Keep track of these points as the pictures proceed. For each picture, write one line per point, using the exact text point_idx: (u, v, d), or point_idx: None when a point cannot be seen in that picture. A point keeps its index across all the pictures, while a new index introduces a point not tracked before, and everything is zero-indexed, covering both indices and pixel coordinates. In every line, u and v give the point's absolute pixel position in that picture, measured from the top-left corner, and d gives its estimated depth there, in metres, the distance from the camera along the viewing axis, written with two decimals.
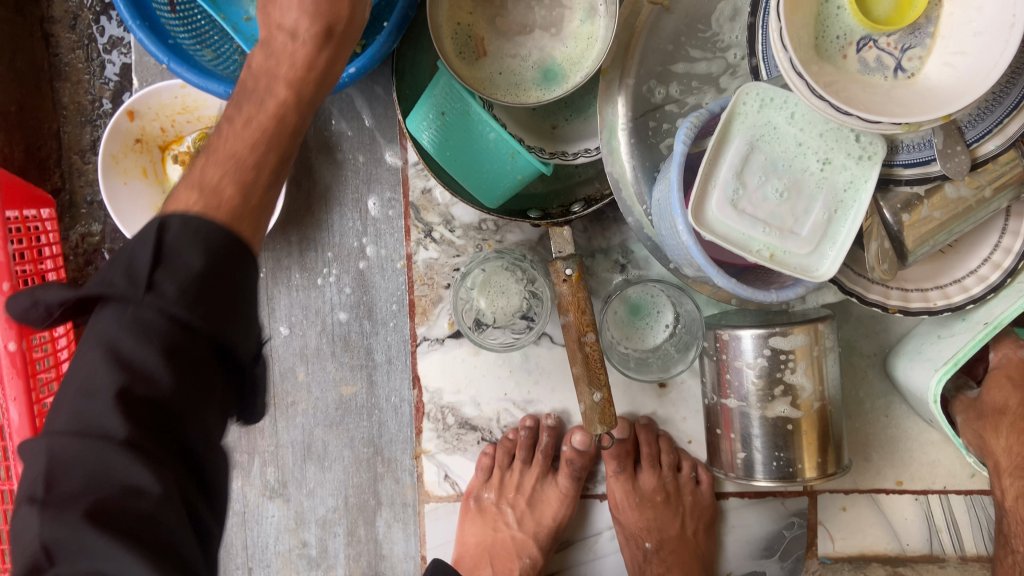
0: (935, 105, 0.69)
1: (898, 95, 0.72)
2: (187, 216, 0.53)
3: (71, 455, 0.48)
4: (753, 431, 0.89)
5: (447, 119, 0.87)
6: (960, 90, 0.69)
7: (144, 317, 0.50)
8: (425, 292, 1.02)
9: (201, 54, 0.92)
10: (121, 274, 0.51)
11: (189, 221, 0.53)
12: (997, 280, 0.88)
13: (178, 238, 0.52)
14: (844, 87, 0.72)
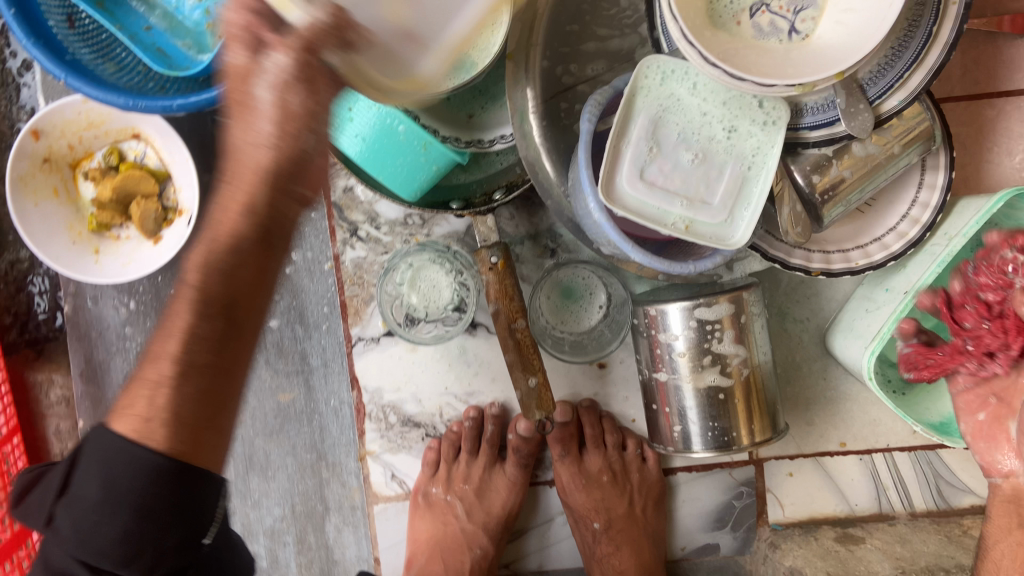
0: (828, 64, 0.69)
1: (793, 57, 0.72)
2: (110, 450, 0.56)
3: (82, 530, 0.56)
4: (687, 403, 0.89)
5: (355, 118, 0.84)
6: (852, 46, 0.69)
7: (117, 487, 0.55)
8: (356, 292, 1.00)
9: (103, 68, 0.91)
10: (93, 486, 0.55)
11: (106, 449, 0.56)
12: (916, 235, 0.88)
13: (101, 471, 0.56)
14: (739, 53, 0.71)
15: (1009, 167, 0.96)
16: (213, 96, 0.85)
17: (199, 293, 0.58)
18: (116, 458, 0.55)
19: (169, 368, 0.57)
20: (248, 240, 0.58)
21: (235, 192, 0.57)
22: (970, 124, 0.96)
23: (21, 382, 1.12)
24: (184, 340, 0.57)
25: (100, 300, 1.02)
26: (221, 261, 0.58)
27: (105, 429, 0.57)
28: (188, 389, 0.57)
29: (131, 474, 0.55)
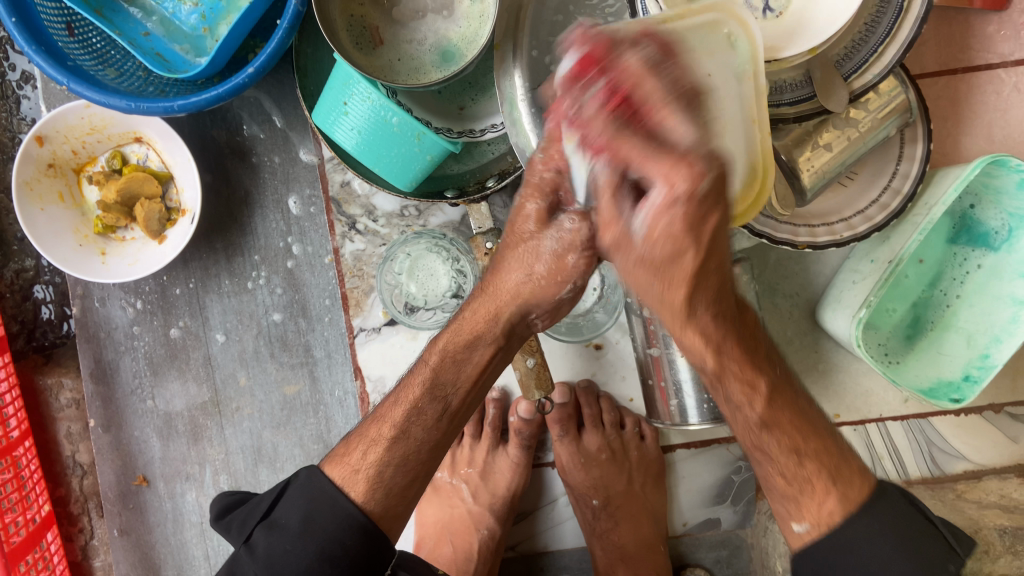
0: (802, 38, 0.74)
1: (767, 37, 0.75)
2: (321, 486, 0.74)
3: (275, 548, 0.72)
4: (682, 377, 0.92)
5: (350, 111, 0.87)
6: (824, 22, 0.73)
7: (300, 516, 0.72)
8: (356, 283, 1.03)
9: (104, 74, 0.94)
10: (296, 513, 0.73)
11: (317, 490, 0.74)
12: (898, 206, 0.90)
13: (300, 502, 0.74)
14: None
15: (985, 139, 0.99)
16: (213, 95, 0.88)
17: (434, 373, 0.76)
18: (322, 501, 0.73)
19: (389, 431, 0.75)
20: (484, 341, 0.74)
21: (486, 302, 0.73)
22: (946, 99, 0.99)
23: (31, 387, 1.13)
24: (410, 412, 0.75)
25: (107, 301, 1.05)
26: (456, 350, 0.75)
27: (320, 474, 0.75)
28: (391, 457, 0.75)
29: (333, 519, 0.72)
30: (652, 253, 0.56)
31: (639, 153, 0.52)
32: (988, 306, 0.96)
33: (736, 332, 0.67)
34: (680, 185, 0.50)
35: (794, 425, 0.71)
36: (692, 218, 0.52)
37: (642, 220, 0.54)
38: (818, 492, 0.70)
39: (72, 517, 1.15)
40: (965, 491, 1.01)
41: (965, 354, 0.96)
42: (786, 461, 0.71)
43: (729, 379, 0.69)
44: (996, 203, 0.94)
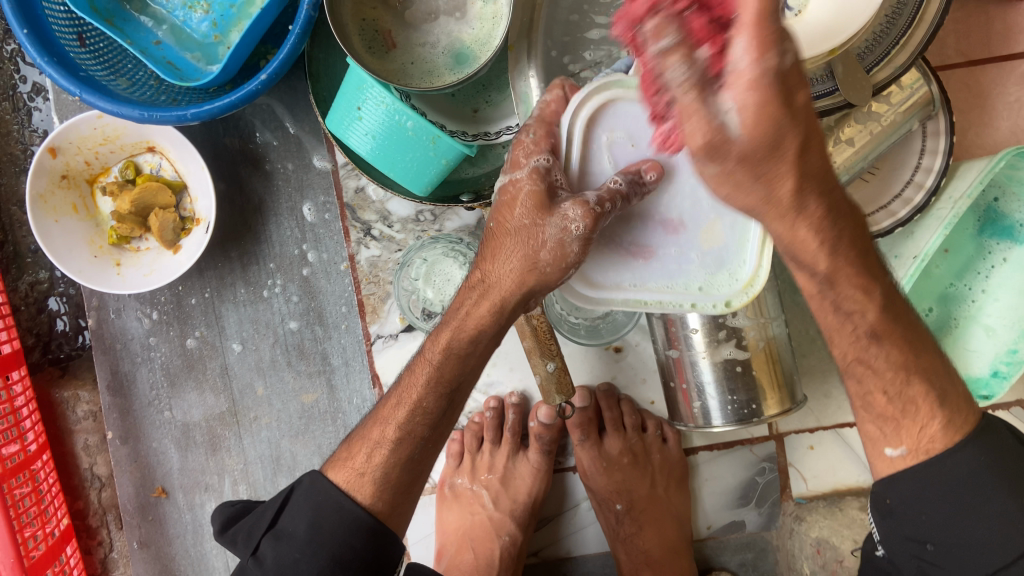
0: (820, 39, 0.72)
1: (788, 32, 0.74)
2: (321, 495, 0.72)
3: (288, 559, 0.69)
4: (706, 379, 0.91)
5: (364, 116, 0.86)
6: (844, 23, 0.71)
7: (307, 526, 0.71)
8: (372, 290, 1.02)
9: (116, 83, 0.93)
10: (303, 523, 0.71)
11: (320, 499, 0.72)
12: (922, 200, 0.89)
13: (302, 511, 0.72)
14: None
15: (1007, 132, 0.97)
16: (227, 103, 0.87)
17: (437, 371, 0.73)
18: (329, 507, 0.71)
19: (392, 435, 0.74)
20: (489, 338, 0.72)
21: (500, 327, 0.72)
22: (967, 91, 0.98)
23: (48, 401, 1.13)
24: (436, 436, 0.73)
25: (123, 312, 1.04)
26: (461, 347, 0.72)
27: (324, 480, 0.73)
28: (396, 458, 0.73)
29: (340, 522, 0.71)
30: (742, 152, 0.49)
31: (747, 18, 0.43)
32: (1014, 300, 0.94)
33: (851, 223, 0.60)
34: (756, 68, 0.44)
35: (903, 335, 0.65)
36: (775, 107, 0.46)
37: (729, 109, 0.46)
38: (920, 416, 0.65)
39: (93, 530, 1.15)
40: None
41: (992, 347, 0.95)
42: (889, 376, 0.65)
43: (843, 284, 0.63)
44: (1020, 196, 0.94)
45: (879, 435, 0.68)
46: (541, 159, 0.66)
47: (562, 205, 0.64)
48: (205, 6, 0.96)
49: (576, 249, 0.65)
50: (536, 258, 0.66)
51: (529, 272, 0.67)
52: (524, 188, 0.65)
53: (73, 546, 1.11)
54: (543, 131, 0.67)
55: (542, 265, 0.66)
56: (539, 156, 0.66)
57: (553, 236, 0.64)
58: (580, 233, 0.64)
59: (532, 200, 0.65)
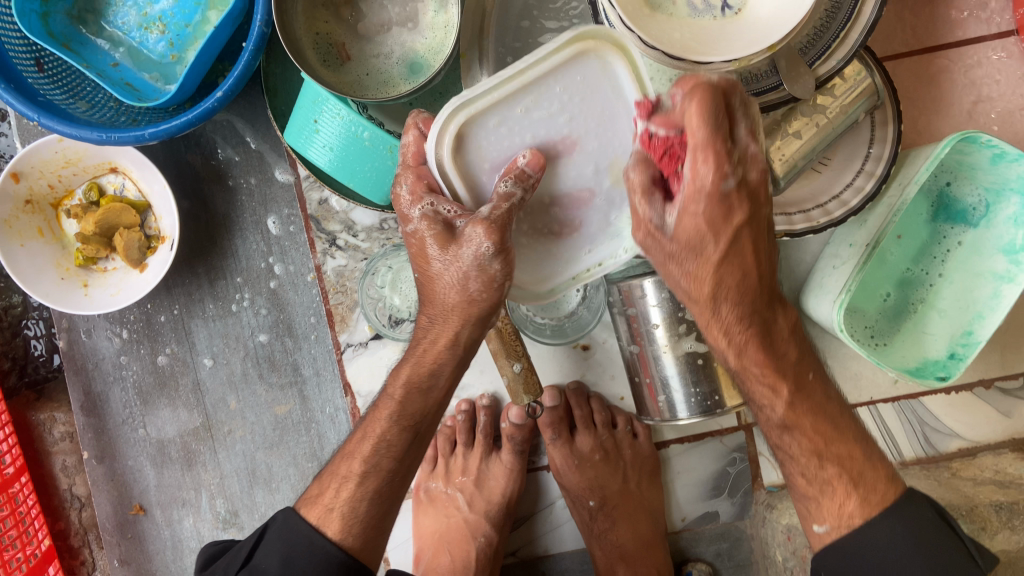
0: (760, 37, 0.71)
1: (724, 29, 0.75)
2: (291, 529, 0.74)
3: None
4: (670, 373, 0.93)
5: (321, 128, 0.87)
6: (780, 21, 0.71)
7: (275, 560, 0.73)
8: (340, 300, 1.03)
9: (75, 106, 0.94)
10: (274, 559, 0.73)
11: (290, 533, 0.74)
12: (872, 188, 0.91)
13: (272, 547, 0.74)
14: (673, 29, 0.74)
15: (957, 117, 0.99)
16: (184, 121, 0.88)
17: (399, 405, 0.76)
18: (299, 544, 0.73)
19: (359, 467, 0.75)
20: (448, 366, 0.76)
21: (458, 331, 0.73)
22: (915, 80, 1.00)
23: (25, 423, 1.13)
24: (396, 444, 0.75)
25: (93, 333, 1.05)
26: (421, 381, 0.76)
27: (296, 517, 0.75)
28: (362, 493, 0.74)
29: (310, 557, 0.72)
30: (676, 247, 0.67)
31: (700, 139, 0.59)
32: (969, 282, 0.96)
33: (760, 329, 0.71)
34: (709, 178, 0.60)
35: (815, 426, 0.73)
36: (715, 213, 0.63)
37: (673, 219, 0.65)
38: (838, 495, 0.72)
39: (74, 551, 1.15)
40: (961, 469, 1.02)
41: (947, 331, 0.97)
42: (808, 462, 0.73)
43: (759, 316, 0.71)
44: (972, 179, 0.95)
45: (809, 511, 0.74)
46: (426, 203, 0.71)
47: (462, 236, 0.70)
48: (160, 26, 0.97)
49: (496, 266, 0.70)
50: (468, 285, 0.72)
51: (467, 304, 0.73)
52: (425, 236, 0.72)
53: (55, 566, 1.11)
54: (413, 173, 0.73)
55: (476, 295, 0.72)
56: (422, 201, 0.71)
57: (470, 260, 0.70)
58: (488, 254, 0.69)
59: (437, 240, 0.71)
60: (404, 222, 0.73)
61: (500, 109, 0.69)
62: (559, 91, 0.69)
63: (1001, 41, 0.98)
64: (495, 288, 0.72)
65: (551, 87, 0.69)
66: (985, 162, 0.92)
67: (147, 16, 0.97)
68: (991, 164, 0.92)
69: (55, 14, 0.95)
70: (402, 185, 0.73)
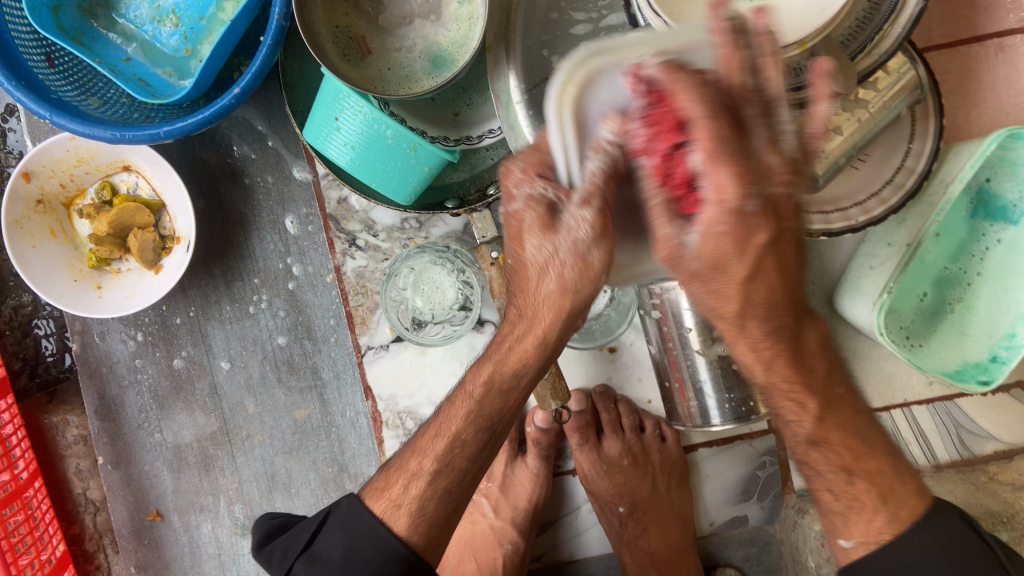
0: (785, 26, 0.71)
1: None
2: (352, 508, 0.70)
3: None
4: (702, 377, 0.90)
5: (342, 127, 0.84)
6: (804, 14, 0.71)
7: (351, 542, 0.68)
8: (360, 301, 1.00)
9: (86, 103, 0.91)
10: (339, 549, 0.68)
11: (353, 512, 0.70)
12: (913, 185, 0.88)
13: (334, 533, 0.70)
14: None
15: (998, 111, 0.96)
16: (201, 119, 0.85)
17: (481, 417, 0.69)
18: (364, 535, 0.68)
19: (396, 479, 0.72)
20: (533, 367, 0.69)
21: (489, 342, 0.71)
22: (956, 72, 0.96)
23: (38, 426, 1.11)
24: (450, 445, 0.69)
25: (108, 335, 1.03)
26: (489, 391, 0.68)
27: (360, 505, 0.70)
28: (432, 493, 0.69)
29: (375, 550, 0.67)
30: (700, 265, 0.56)
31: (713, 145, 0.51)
32: (1008, 283, 0.94)
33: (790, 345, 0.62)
34: (733, 200, 0.52)
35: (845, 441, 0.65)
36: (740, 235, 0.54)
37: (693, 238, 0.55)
38: None
39: (89, 555, 1.13)
40: (998, 473, 1.00)
41: (987, 333, 0.94)
42: None
43: None
44: (1013, 175, 0.92)
45: None
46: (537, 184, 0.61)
47: (564, 220, 0.60)
48: (174, 19, 0.93)
49: (597, 255, 0.61)
50: (562, 277, 0.63)
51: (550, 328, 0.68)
52: (528, 217, 0.63)
53: (71, 571, 1.09)
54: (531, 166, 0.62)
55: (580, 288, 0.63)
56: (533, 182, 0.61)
57: (567, 246, 0.61)
58: (586, 241, 0.60)
59: (537, 220, 0.62)
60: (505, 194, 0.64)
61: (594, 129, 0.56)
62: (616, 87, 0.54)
63: None
64: (591, 279, 0.63)
65: (607, 91, 0.54)
66: None
67: (159, 8, 0.93)
68: None
69: (65, 8, 0.91)
70: (512, 173, 0.63)
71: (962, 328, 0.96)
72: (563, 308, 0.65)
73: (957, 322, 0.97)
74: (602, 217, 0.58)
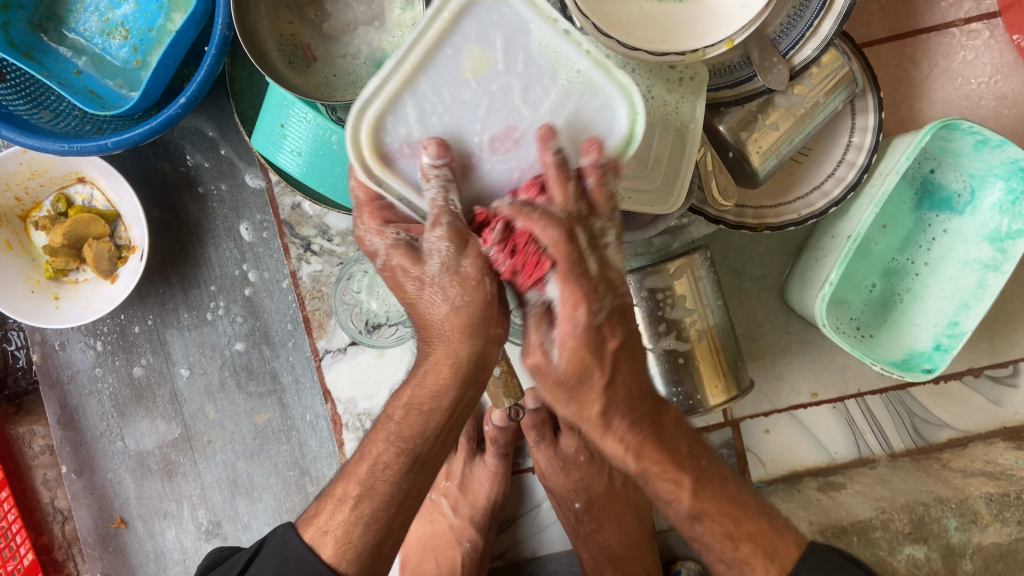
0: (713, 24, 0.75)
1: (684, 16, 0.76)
2: (286, 534, 0.72)
3: None
4: (651, 372, 0.92)
5: (289, 133, 0.85)
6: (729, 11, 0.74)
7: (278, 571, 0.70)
8: (317, 305, 1.01)
9: (38, 117, 0.92)
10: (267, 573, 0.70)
11: (286, 540, 0.72)
12: (854, 178, 0.89)
13: (266, 559, 0.71)
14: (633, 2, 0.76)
15: (940, 103, 0.97)
16: (148, 129, 0.86)
17: (402, 428, 0.69)
18: (292, 562, 0.70)
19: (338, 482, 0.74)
20: (453, 391, 0.68)
21: None
22: (896, 65, 0.98)
23: (5, 437, 1.13)
24: (375, 467, 0.70)
25: (68, 345, 1.04)
26: (426, 404, 0.69)
27: (294, 535, 0.71)
28: (360, 521, 0.69)
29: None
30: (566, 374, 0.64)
31: None
32: (954, 272, 0.95)
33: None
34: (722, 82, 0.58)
35: None
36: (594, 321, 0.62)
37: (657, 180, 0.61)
38: None
39: (58, 564, 1.14)
40: (950, 460, 1.01)
41: (934, 322, 0.95)
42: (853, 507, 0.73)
43: None
44: (956, 166, 0.94)
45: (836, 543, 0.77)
46: (389, 235, 0.68)
47: (428, 249, 0.64)
48: (123, 32, 0.95)
49: (470, 265, 0.64)
50: (448, 299, 0.65)
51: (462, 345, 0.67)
52: (396, 263, 0.68)
53: None
54: (373, 215, 0.70)
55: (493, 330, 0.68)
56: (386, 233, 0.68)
57: (437, 271, 0.65)
58: (451, 256, 0.63)
59: (404, 260, 0.67)
60: (371, 260, 0.70)
61: (423, 106, 0.62)
62: (430, 86, 0.62)
63: (986, 23, 0.96)
64: (478, 289, 0.65)
65: (427, 83, 0.62)
66: (968, 148, 0.89)
67: (109, 21, 0.95)
68: (974, 151, 0.89)
69: (16, 23, 0.93)
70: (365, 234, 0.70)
71: (910, 318, 0.97)
72: (465, 328, 0.66)
73: (906, 313, 0.98)
74: (449, 201, 0.62)
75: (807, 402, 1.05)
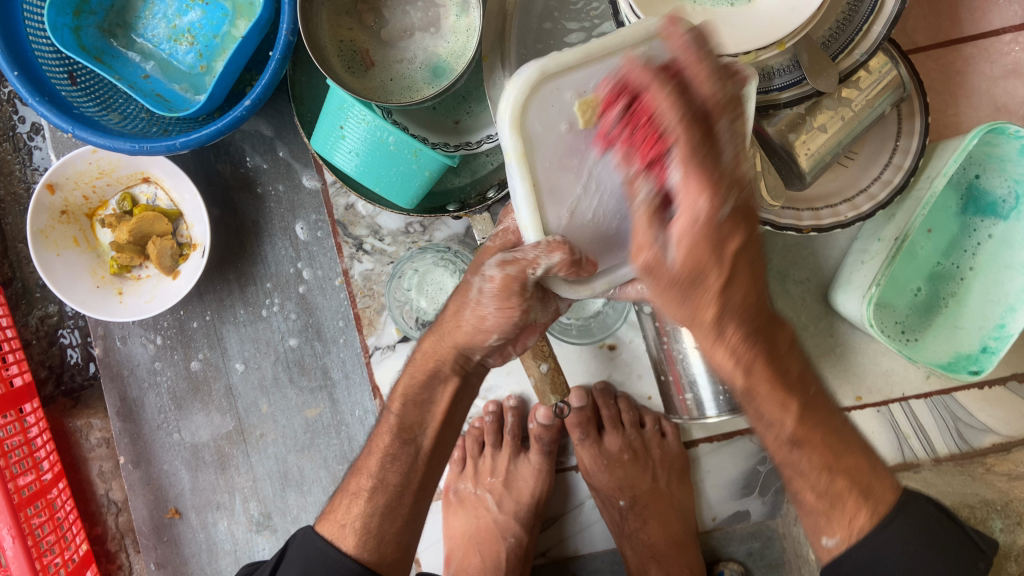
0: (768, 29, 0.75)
1: (735, 19, 0.77)
2: (305, 536, 0.79)
3: None
4: (695, 372, 0.93)
5: (348, 134, 0.88)
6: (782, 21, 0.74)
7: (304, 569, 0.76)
8: (367, 303, 1.04)
9: (108, 118, 0.96)
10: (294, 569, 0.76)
11: (306, 539, 0.79)
12: (901, 181, 0.90)
13: (292, 558, 0.78)
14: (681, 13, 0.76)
15: (985, 109, 0.98)
16: (214, 130, 0.89)
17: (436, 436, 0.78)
18: (315, 557, 0.76)
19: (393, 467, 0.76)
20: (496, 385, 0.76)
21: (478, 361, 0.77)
22: (942, 71, 0.99)
23: (62, 430, 1.16)
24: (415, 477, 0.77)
25: (128, 340, 1.07)
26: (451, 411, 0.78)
27: (313, 533, 0.78)
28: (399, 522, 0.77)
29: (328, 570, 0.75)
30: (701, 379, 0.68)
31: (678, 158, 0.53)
32: (1000, 276, 0.95)
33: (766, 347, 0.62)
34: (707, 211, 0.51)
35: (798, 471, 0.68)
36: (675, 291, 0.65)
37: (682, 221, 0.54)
38: (849, 511, 0.70)
39: (112, 555, 1.17)
40: (995, 464, 1.00)
41: (979, 325, 0.96)
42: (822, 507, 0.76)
43: None
44: (1001, 171, 0.95)
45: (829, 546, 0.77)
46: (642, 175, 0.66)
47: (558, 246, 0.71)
48: (190, 38, 0.99)
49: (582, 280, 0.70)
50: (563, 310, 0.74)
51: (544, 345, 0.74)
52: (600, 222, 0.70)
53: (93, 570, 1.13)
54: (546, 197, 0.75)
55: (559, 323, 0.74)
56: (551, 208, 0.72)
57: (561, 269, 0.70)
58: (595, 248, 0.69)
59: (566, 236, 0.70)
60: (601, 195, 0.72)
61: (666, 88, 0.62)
62: None
63: None
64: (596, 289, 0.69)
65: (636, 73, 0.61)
66: (1014, 153, 0.91)
67: (176, 28, 0.99)
68: (1019, 156, 0.90)
69: (86, 28, 0.97)
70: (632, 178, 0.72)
71: (956, 322, 0.98)
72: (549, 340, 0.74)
73: (953, 317, 0.98)
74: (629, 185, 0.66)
75: (851, 405, 1.06)
